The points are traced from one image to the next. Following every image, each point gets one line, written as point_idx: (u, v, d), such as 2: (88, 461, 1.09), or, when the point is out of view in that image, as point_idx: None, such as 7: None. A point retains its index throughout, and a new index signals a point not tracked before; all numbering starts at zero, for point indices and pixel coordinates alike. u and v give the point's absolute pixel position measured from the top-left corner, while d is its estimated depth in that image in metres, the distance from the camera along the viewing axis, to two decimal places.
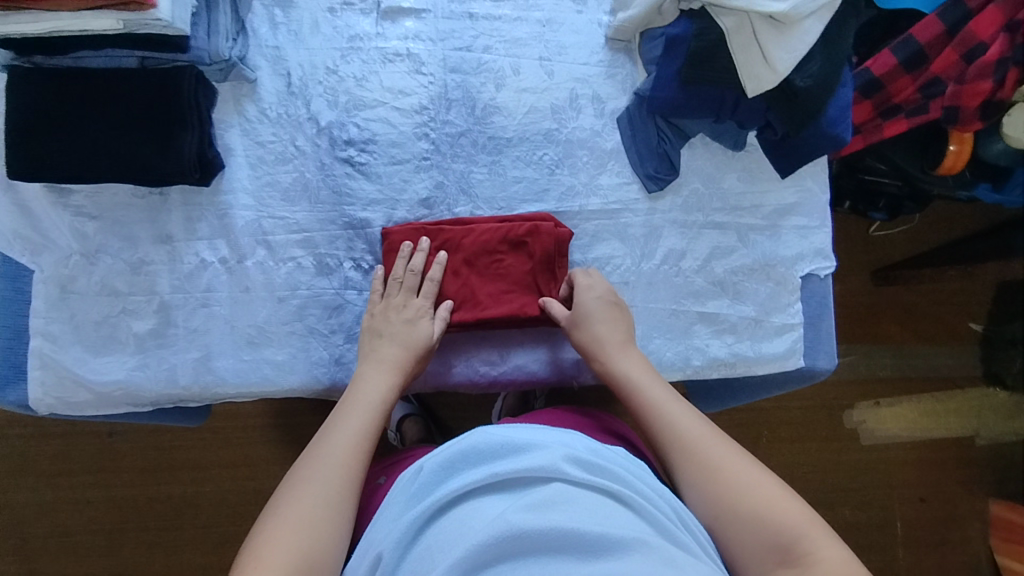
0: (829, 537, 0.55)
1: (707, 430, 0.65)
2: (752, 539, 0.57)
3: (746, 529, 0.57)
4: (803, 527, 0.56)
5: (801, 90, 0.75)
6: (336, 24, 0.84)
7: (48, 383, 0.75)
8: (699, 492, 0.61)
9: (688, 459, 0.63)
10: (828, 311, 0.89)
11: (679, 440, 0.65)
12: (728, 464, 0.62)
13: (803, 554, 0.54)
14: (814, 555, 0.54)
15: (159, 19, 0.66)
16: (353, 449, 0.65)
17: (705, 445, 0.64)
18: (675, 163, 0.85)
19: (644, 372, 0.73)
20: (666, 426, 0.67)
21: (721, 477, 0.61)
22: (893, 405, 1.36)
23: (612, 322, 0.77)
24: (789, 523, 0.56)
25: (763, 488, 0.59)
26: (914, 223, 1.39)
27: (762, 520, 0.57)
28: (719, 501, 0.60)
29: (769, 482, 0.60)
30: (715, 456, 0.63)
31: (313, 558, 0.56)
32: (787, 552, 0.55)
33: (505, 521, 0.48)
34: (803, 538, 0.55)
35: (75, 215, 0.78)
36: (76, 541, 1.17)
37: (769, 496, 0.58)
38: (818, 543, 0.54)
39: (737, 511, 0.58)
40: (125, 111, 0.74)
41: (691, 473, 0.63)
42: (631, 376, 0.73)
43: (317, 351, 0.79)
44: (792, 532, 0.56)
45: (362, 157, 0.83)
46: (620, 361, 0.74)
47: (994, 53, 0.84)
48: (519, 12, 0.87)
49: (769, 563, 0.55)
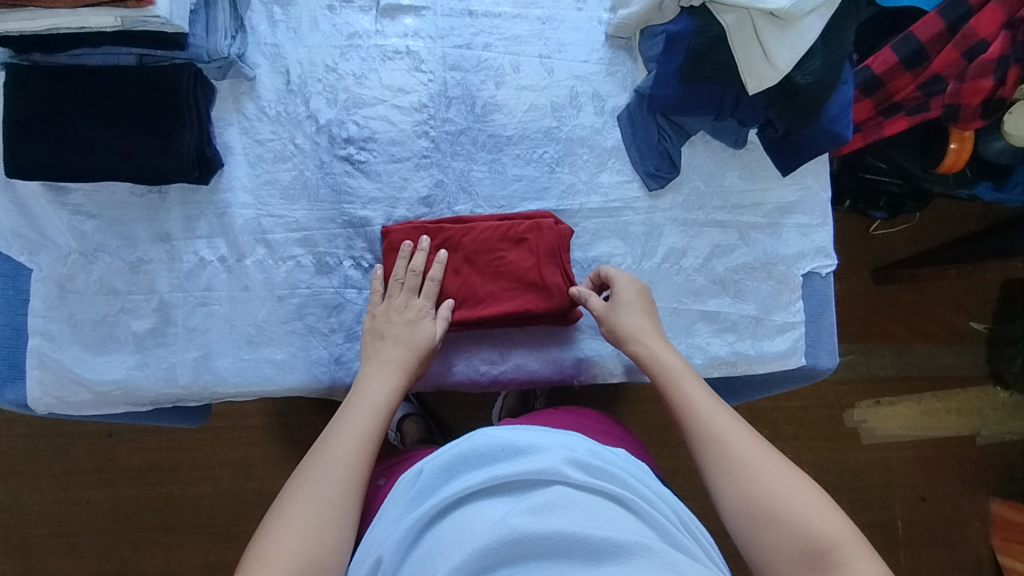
0: (865, 549, 0.55)
1: (740, 429, 0.65)
2: (785, 545, 0.57)
3: (780, 533, 0.57)
4: (837, 536, 0.56)
5: (801, 87, 0.75)
6: (335, 22, 0.84)
7: (47, 383, 0.75)
8: (730, 493, 0.61)
9: (722, 455, 0.63)
10: (829, 309, 0.89)
11: (713, 437, 0.64)
12: (763, 465, 0.61)
13: (834, 564, 0.55)
14: (849, 567, 0.54)
15: (157, 16, 0.66)
16: (356, 450, 0.64)
17: (740, 445, 0.63)
18: (676, 161, 0.84)
19: (678, 364, 0.72)
20: (696, 422, 0.66)
21: (754, 479, 0.60)
22: (894, 404, 1.36)
23: (645, 316, 0.76)
24: (825, 531, 0.56)
25: (797, 494, 0.59)
26: (915, 221, 1.39)
27: (797, 527, 0.57)
28: (753, 506, 0.59)
29: (804, 488, 0.59)
30: (747, 456, 0.62)
31: (316, 561, 0.56)
32: (820, 561, 0.55)
33: (506, 525, 0.47)
34: (839, 549, 0.55)
35: (73, 214, 0.78)
36: (75, 542, 1.17)
37: (805, 502, 0.58)
38: (853, 555, 0.55)
39: (772, 517, 0.58)
40: (123, 110, 0.73)
41: (722, 472, 0.62)
42: (666, 366, 0.71)
43: (317, 350, 0.79)
44: (826, 541, 0.56)
45: (361, 155, 0.82)
46: (656, 352, 0.73)
47: (994, 51, 0.84)
48: (520, 10, 0.87)
49: (802, 569, 0.56)
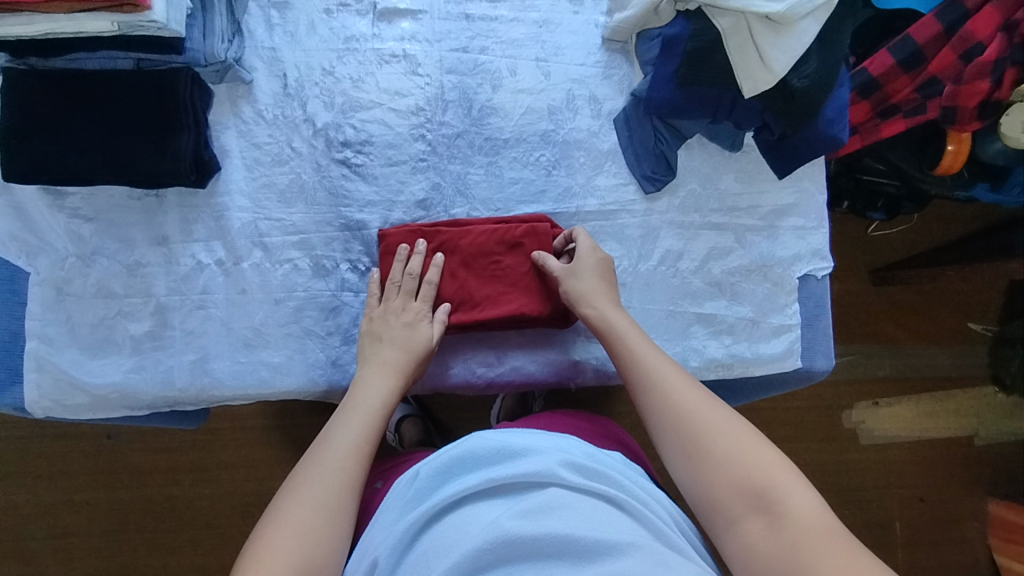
0: (800, 486, 0.56)
1: (683, 383, 0.66)
2: (724, 487, 0.58)
3: (719, 475, 0.58)
4: (773, 474, 0.57)
5: (797, 90, 0.75)
6: (331, 25, 0.84)
7: (44, 386, 0.75)
8: (673, 441, 0.62)
9: (664, 406, 0.64)
10: (825, 311, 0.89)
11: (658, 390, 0.66)
12: (704, 415, 0.62)
13: (773, 500, 0.55)
14: (785, 504, 0.55)
15: (153, 21, 0.66)
16: (354, 452, 0.65)
17: (681, 396, 0.64)
18: (671, 164, 0.85)
19: (628, 325, 0.73)
20: (643, 379, 0.67)
21: (695, 428, 0.62)
22: (892, 405, 1.36)
23: (600, 278, 0.77)
24: (762, 471, 0.57)
25: (736, 440, 0.60)
26: (912, 223, 1.39)
27: (736, 469, 0.58)
28: (695, 453, 0.61)
29: (743, 433, 0.60)
30: (687, 406, 0.64)
31: (313, 562, 0.56)
32: (759, 500, 0.56)
33: (500, 527, 0.48)
34: (775, 486, 0.56)
35: (71, 217, 0.78)
36: (74, 543, 1.17)
37: (742, 446, 0.59)
38: (789, 492, 0.55)
39: (713, 461, 0.59)
40: (121, 114, 0.74)
41: (667, 425, 0.64)
42: (618, 327, 0.73)
43: (314, 353, 0.79)
44: (764, 479, 0.57)
45: (358, 158, 0.83)
46: (606, 313, 0.74)
47: (992, 53, 0.83)
48: (516, 13, 0.87)
49: (741, 510, 0.56)
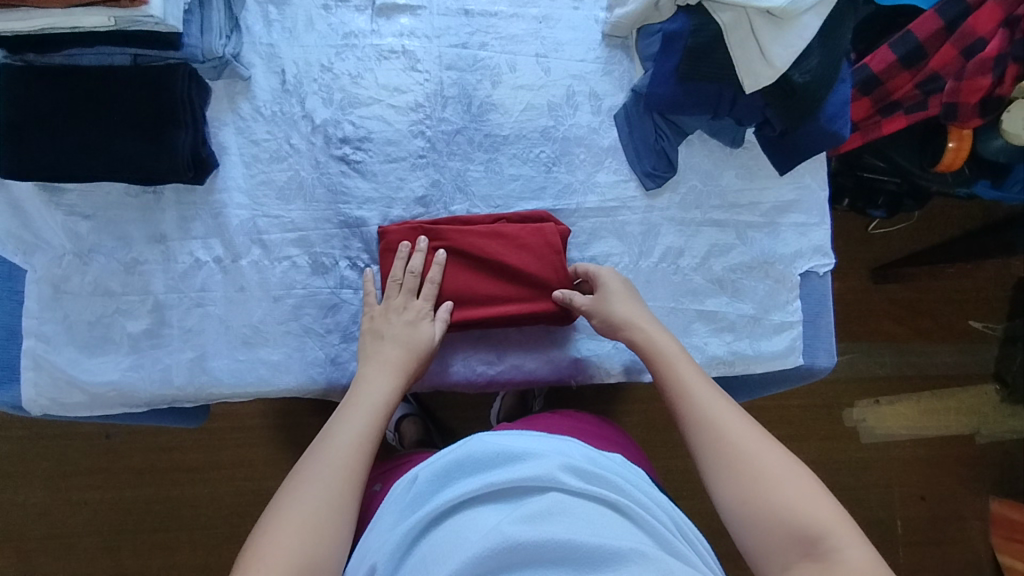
0: (857, 536, 0.55)
1: (733, 414, 0.64)
2: (777, 531, 0.56)
3: (771, 518, 0.57)
4: (829, 522, 0.55)
5: (799, 86, 0.75)
6: (330, 21, 0.84)
7: (41, 384, 0.75)
8: (723, 477, 0.61)
9: (713, 441, 0.62)
10: (827, 308, 0.89)
11: (707, 421, 0.64)
12: (756, 450, 0.61)
13: (828, 549, 0.54)
14: (841, 553, 0.54)
15: (150, 16, 0.66)
16: (354, 451, 0.64)
17: (732, 429, 0.62)
18: (672, 161, 0.84)
19: (673, 348, 0.71)
20: (691, 407, 0.66)
21: (747, 466, 0.60)
22: (894, 403, 1.35)
23: (628, 302, 0.76)
24: (817, 517, 0.56)
25: (790, 481, 0.58)
26: (913, 220, 1.39)
27: (789, 512, 0.56)
28: (746, 492, 0.59)
29: (797, 473, 0.59)
30: (739, 440, 0.62)
31: (314, 564, 0.55)
32: (812, 547, 0.55)
33: (500, 533, 0.47)
34: (830, 534, 0.55)
35: (67, 214, 0.77)
36: (72, 544, 1.17)
37: (797, 488, 0.58)
38: (844, 541, 0.54)
39: (764, 502, 0.58)
40: (117, 110, 0.73)
41: (716, 458, 0.62)
42: (664, 351, 0.71)
43: (313, 351, 0.78)
44: (819, 527, 0.55)
45: (357, 155, 0.82)
46: (653, 336, 0.72)
47: (994, 49, 0.83)
48: (515, 9, 0.87)
49: (793, 555, 0.55)
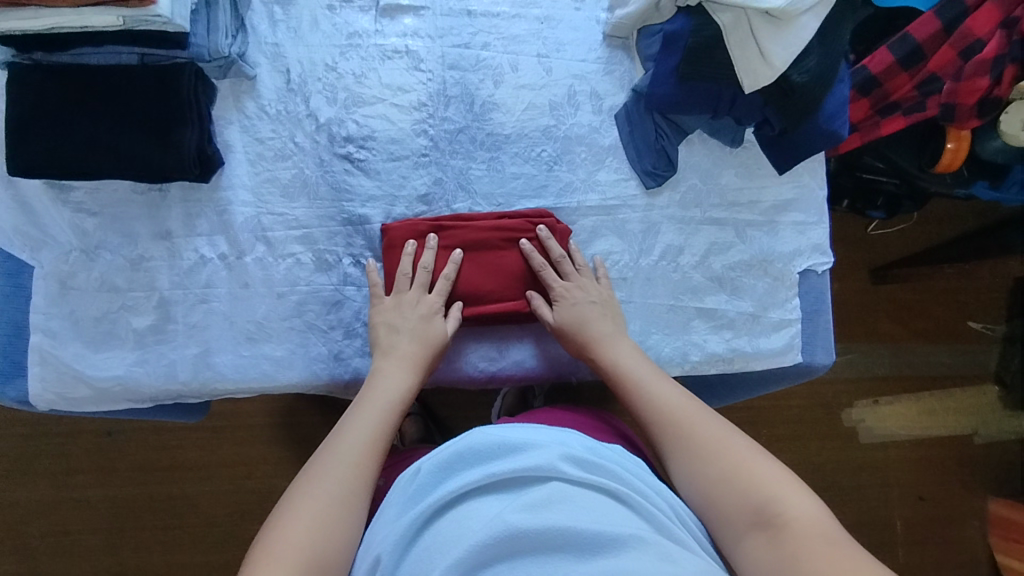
0: (806, 499, 0.58)
1: (691, 409, 0.68)
2: (729, 505, 0.60)
3: (727, 496, 0.60)
4: (778, 492, 0.59)
5: (796, 86, 0.76)
6: (335, 21, 0.85)
7: (48, 379, 0.76)
8: (685, 465, 0.64)
9: (672, 435, 0.67)
10: (825, 307, 0.90)
11: (664, 416, 0.68)
12: (712, 438, 0.65)
13: (776, 516, 0.57)
14: (787, 516, 0.57)
15: (159, 15, 0.67)
16: (366, 447, 0.65)
17: (688, 423, 0.67)
18: (672, 160, 0.85)
19: (629, 353, 0.75)
20: (650, 409, 0.70)
21: (701, 453, 0.64)
22: (893, 403, 1.36)
23: (605, 319, 0.78)
24: (765, 489, 0.59)
25: (742, 462, 0.62)
26: (913, 221, 1.39)
27: (741, 489, 0.60)
28: (701, 477, 0.63)
29: (750, 454, 0.63)
30: (696, 432, 0.66)
31: (322, 558, 0.56)
32: (761, 516, 0.58)
33: (503, 521, 0.48)
34: (775, 501, 0.58)
35: (74, 211, 0.78)
36: (74, 541, 1.17)
37: (749, 465, 0.61)
38: (791, 506, 0.57)
39: (719, 483, 0.61)
40: (124, 109, 0.74)
41: (676, 452, 0.66)
42: (618, 358, 0.75)
43: (316, 347, 0.79)
44: (767, 498, 0.58)
45: (361, 153, 0.83)
46: (613, 342, 0.76)
47: (991, 50, 0.83)
48: (518, 9, 0.88)
49: (744, 525, 0.58)
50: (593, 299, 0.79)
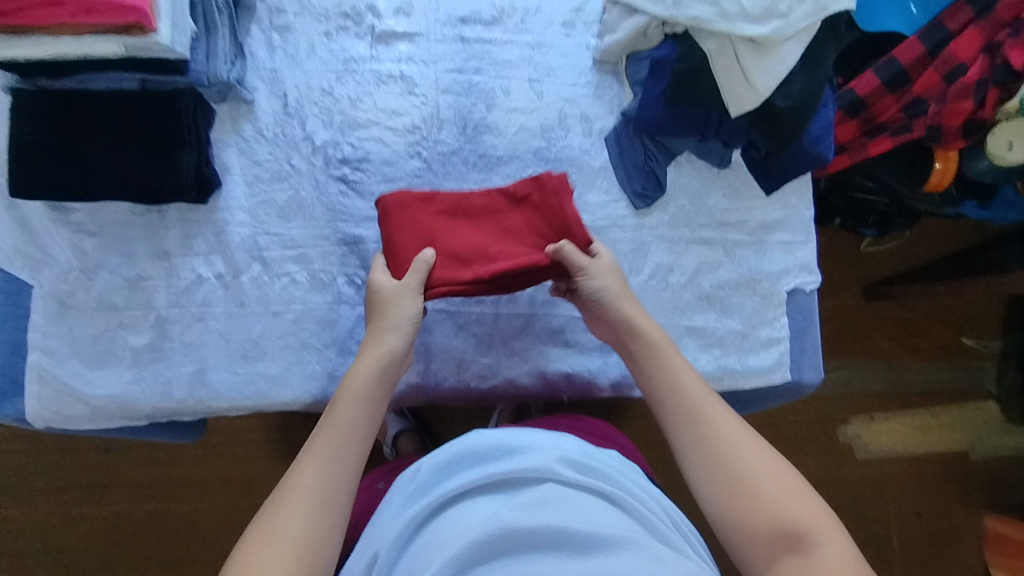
0: (840, 534, 0.59)
1: (726, 416, 0.67)
2: (759, 526, 0.60)
3: (760, 517, 0.60)
4: (813, 521, 0.59)
5: (781, 110, 0.78)
6: (331, 47, 0.87)
7: (45, 397, 0.77)
8: (712, 473, 0.64)
9: (704, 438, 0.65)
10: (814, 324, 0.91)
11: (699, 418, 0.67)
12: (745, 448, 0.64)
13: (811, 545, 0.58)
14: (823, 549, 0.57)
15: (160, 43, 0.69)
16: (347, 440, 0.66)
17: (723, 430, 0.65)
18: (661, 181, 0.87)
19: (662, 337, 0.73)
20: (687, 403, 0.68)
21: (733, 464, 0.63)
22: (888, 420, 1.37)
23: (618, 279, 0.76)
24: (800, 515, 0.59)
25: (777, 483, 0.61)
26: (905, 239, 1.41)
27: (775, 511, 0.60)
28: (732, 491, 0.62)
29: (783, 473, 0.62)
30: (731, 441, 0.65)
31: (309, 554, 0.59)
32: (795, 542, 0.58)
33: (500, 518, 0.49)
34: (811, 530, 0.58)
35: (74, 232, 0.80)
36: (69, 559, 1.18)
37: (780, 485, 0.61)
38: (826, 538, 0.58)
39: (752, 501, 0.61)
40: (123, 130, 0.76)
41: (704, 458, 0.65)
42: (651, 340, 0.73)
43: (310, 364, 0.81)
44: (803, 526, 0.59)
45: (356, 175, 0.85)
46: (637, 322, 0.74)
47: (973, 73, 0.86)
48: (509, 35, 0.90)
49: (776, 550, 0.59)
50: (615, 272, 0.76)
